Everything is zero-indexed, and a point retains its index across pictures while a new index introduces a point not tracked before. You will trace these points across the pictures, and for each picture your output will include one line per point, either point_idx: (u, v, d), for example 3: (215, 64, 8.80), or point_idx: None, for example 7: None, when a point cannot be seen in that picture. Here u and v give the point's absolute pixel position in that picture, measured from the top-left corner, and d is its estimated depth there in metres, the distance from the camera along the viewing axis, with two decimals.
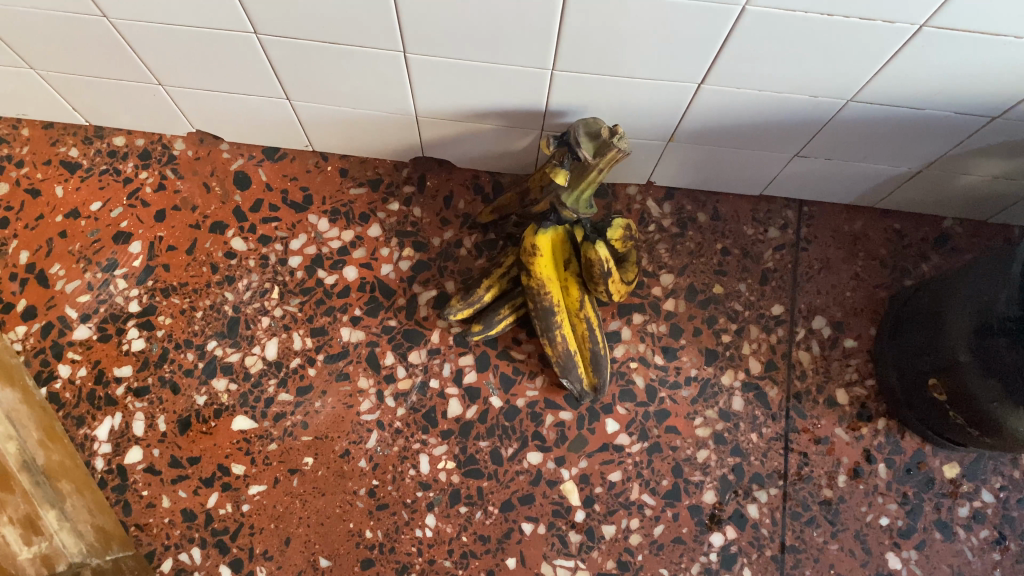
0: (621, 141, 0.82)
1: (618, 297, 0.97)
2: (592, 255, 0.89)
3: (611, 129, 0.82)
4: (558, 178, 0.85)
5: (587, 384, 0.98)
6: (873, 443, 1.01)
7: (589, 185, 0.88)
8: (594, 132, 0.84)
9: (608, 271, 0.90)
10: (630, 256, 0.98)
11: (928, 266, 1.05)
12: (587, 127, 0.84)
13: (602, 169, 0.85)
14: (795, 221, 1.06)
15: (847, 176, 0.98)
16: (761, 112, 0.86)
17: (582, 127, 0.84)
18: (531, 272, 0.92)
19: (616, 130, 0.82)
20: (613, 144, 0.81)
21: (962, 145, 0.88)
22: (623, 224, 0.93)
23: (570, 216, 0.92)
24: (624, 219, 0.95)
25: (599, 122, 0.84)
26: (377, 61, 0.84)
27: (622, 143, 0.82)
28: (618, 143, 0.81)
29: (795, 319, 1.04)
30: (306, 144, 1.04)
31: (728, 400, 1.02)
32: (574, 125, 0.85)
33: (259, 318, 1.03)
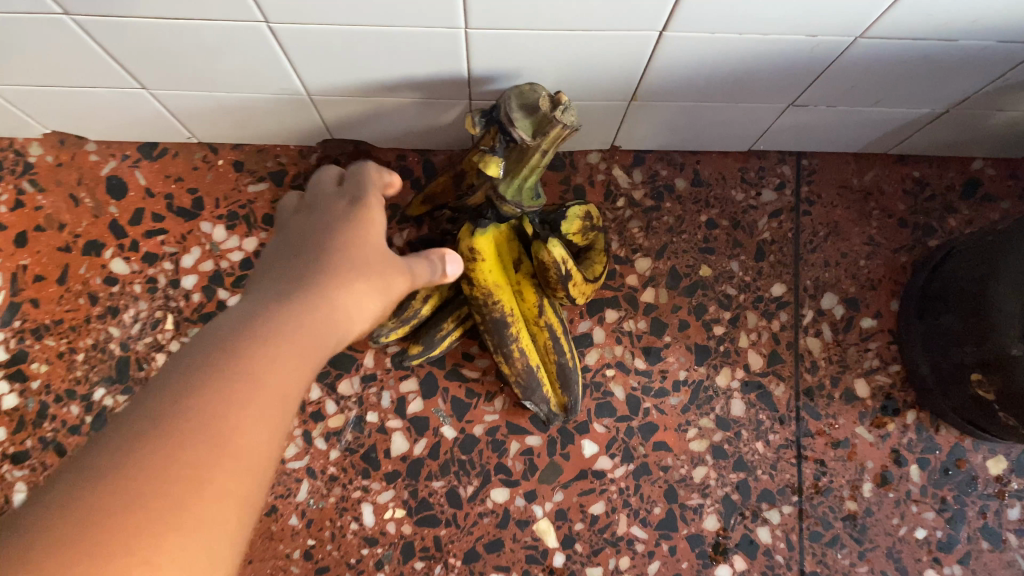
0: (569, 113, 0.62)
1: (582, 299, 0.80)
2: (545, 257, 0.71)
3: (552, 97, 0.63)
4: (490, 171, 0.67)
5: (555, 406, 0.81)
6: (902, 442, 0.85)
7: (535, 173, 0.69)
8: (529, 105, 0.65)
9: (567, 275, 0.73)
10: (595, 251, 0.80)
11: (956, 221, 0.87)
12: (521, 95, 0.65)
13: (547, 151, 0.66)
14: (794, 178, 0.88)
15: (855, 122, 0.80)
16: (746, 59, 0.66)
17: (515, 98, 0.65)
18: (475, 282, 0.74)
19: (558, 99, 0.62)
20: (557, 120, 0.62)
21: (1004, 79, 0.69)
22: (580, 213, 0.76)
23: (513, 211, 0.73)
24: (581, 205, 0.78)
25: (536, 92, 0.65)
26: (237, 36, 0.64)
27: (569, 117, 0.62)
28: (563, 118, 0.62)
29: (801, 299, 0.86)
30: (188, 136, 0.85)
31: (726, 405, 0.85)
32: (504, 97, 0.66)
33: (153, 355, 0.85)
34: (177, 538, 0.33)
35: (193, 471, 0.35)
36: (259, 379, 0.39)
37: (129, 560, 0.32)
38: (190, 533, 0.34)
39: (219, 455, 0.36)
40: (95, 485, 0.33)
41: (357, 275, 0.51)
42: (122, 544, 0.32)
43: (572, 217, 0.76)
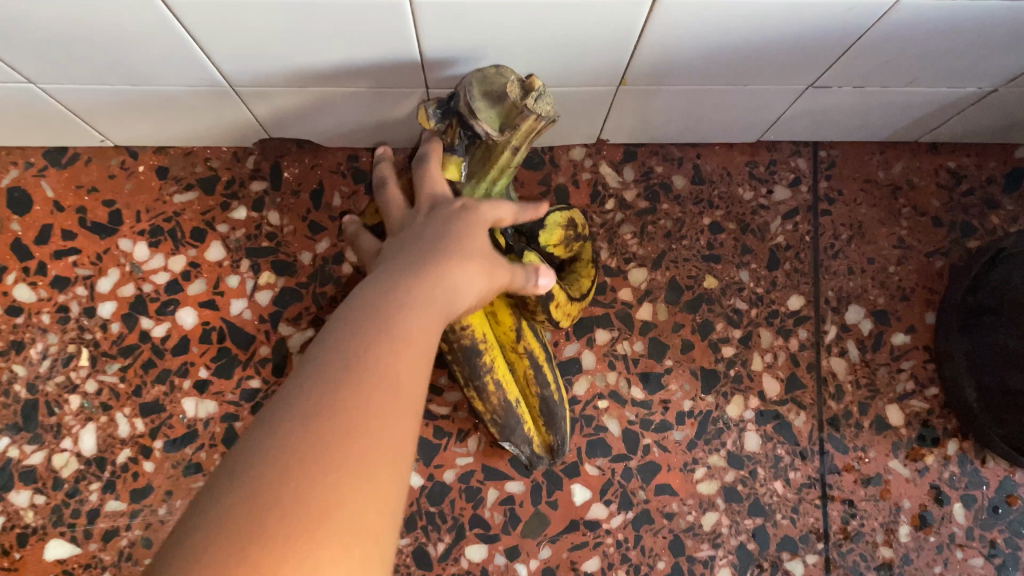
0: (543, 102, 0.51)
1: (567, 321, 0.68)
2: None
3: (521, 83, 0.50)
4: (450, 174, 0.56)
5: (538, 445, 0.69)
6: (943, 476, 0.73)
7: (505, 169, 0.57)
8: (494, 93, 0.51)
9: (547, 293, 0.61)
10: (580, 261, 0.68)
11: (999, 218, 0.75)
12: (484, 80, 0.51)
13: (518, 145, 0.55)
14: (810, 172, 0.76)
15: (885, 105, 0.67)
16: (762, 29, 0.54)
17: (477, 83, 0.51)
18: None
19: (530, 88, 0.50)
20: (529, 112, 0.50)
21: None
22: (562, 220, 0.64)
23: None
24: (562, 210, 0.66)
25: (497, 72, 0.52)
26: (128, 14, 0.51)
27: (543, 108, 0.51)
28: (536, 110, 0.50)
29: (822, 313, 0.74)
30: (101, 139, 0.72)
31: (738, 439, 0.73)
32: (461, 83, 0.52)
33: (65, 397, 0.72)
34: (359, 539, 0.28)
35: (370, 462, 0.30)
36: (416, 364, 0.35)
37: (288, 568, 0.26)
38: (365, 534, 0.29)
39: (392, 449, 0.31)
40: (262, 470, 0.28)
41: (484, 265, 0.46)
42: (282, 549, 0.26)
43: (554, 223, 0.63)
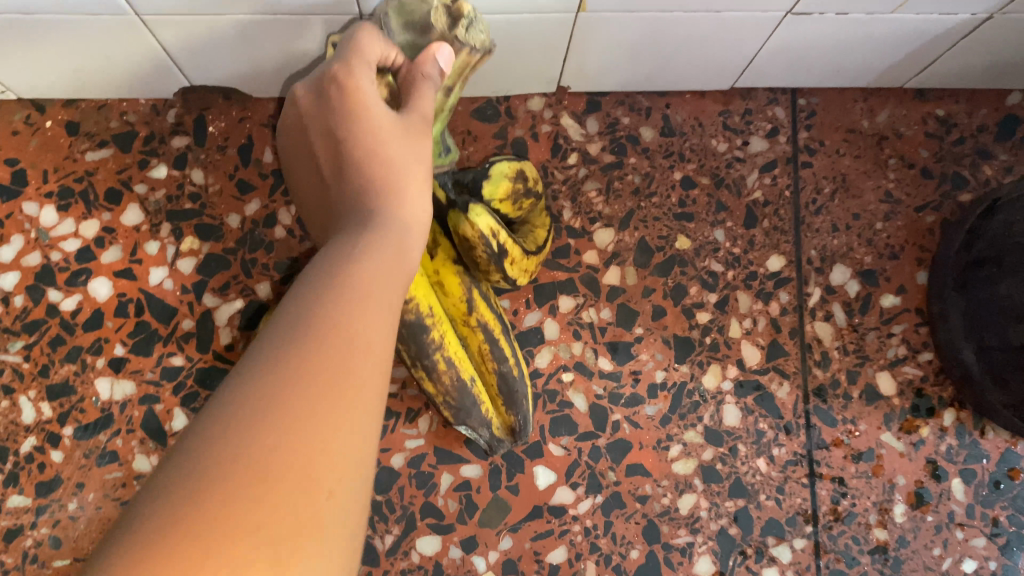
0: (477, 27, 0.47)
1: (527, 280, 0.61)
2: (469, 228, 0.51)
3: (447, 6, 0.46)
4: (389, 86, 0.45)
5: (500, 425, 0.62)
6: (940, 450, 0.66)
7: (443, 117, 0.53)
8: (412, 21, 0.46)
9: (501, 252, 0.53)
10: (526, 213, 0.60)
11: (993, 168, 0.69)
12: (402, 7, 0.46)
13: (451, 87, 0.50)
14: (789, 122, 0.70)
15: (872, 36, 0.61)
16: None
17: (395, 11, 0.47)
18: None
19: (458, 14, 0.46)
20: (461, 38, 0.46)
21: None
22: (507, 171, 0.58)
23: None
24: (506, 161, 0.59)
25: None
26: None
27: (474, 38, 0.47)
28: (467, 36, 0.46)
29: (805, 274, 0.68)
30: (3, 91, 0.64)
31: (717, 413, 0.66)
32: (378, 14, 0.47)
33: None
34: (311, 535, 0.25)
35: (299, 438, 0.26)
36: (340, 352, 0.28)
37: None
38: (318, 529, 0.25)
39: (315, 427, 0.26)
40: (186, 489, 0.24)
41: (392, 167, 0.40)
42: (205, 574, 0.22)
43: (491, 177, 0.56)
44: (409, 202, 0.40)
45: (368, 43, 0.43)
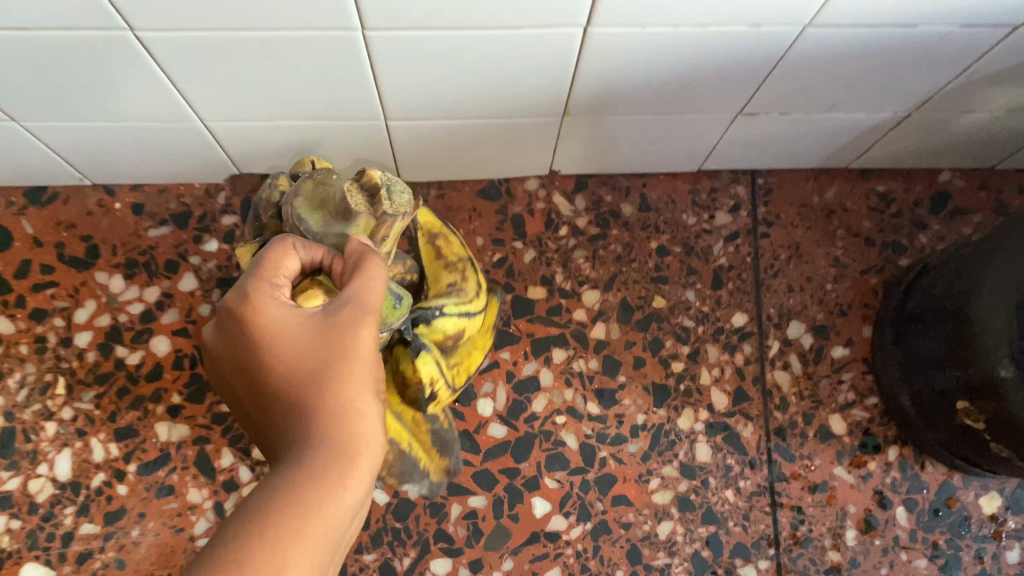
0: (398, 191, 0.46)
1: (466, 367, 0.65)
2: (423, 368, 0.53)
3: (357, 182, 0.46)
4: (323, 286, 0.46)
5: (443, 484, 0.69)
6: (885, 482, 0.76)
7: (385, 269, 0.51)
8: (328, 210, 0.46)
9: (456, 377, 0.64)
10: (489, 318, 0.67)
11: (927, 236, 0.80)
12: (310, 201, 0.46)
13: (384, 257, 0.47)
14: (749, 198, 0.81)
15: (810, 132, 0.73)
16: (684, 58, 0.59)
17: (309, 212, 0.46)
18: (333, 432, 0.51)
19: (374, 184, 0.45)
20: (385, 206, 0.45)
21: (970, 72, 0.62)
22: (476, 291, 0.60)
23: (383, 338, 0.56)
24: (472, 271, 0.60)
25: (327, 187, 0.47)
26: (108, 54, 0.56)
27: (400, 201, 0.46)
28: (392, 203, 0.45)
29: (765, 329, 0.79)
30: (80, 178, 0.77)
31: (690, 450, 0.77)
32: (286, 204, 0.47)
33: (41, 424, 0.74)
34: None
35: None
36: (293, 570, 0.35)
37: None
38: None
39: None
40: None
41: (321, 375, 0.42)
42: None
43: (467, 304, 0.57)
44: (353, 404, 0.41)
45: (280, 260, 0.43)
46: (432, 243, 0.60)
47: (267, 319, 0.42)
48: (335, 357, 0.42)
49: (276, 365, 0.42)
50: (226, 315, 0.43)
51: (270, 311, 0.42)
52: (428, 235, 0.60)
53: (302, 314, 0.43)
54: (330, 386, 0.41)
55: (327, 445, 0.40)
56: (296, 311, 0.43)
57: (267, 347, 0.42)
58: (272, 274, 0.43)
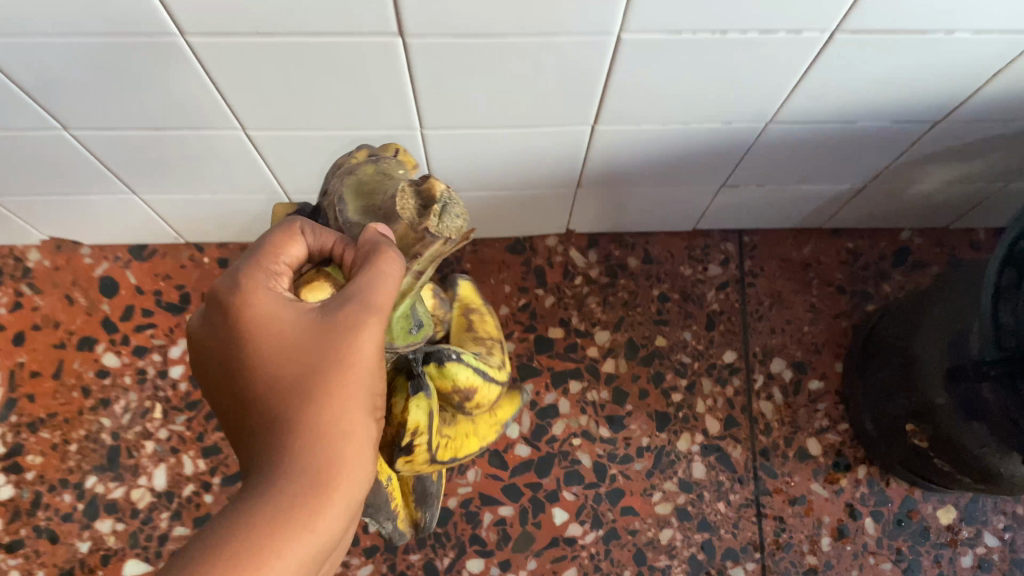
0: (451, 213, 0.43)
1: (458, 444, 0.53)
2: (411, 412, 0.47)
3: (412, 186, 0.44)
4: (331, 277, 0.44)
5: (404, 527, 0.59)
6: (856, 496, 0.89)
7: (411, 294, 0.46)
8: (369, 194, 0.44)
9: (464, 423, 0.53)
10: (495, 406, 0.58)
11: (891, 286, 0.94)
12: (361, 185, 0.45)
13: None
14: (737, 254, 0.95)
15: (785, 198, 0.87)
16: (673, 146, 0.74)
17: (353, 191, 0.45)
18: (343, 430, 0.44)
19: (431, 196, 0.43)
20: (432, 220, 0.42)
21: (907, 155, 0.76)
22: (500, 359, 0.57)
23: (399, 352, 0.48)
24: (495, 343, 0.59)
25: (381, 175, 0.45)
26: (220, 146, 0.71)
27: (450, 226, 0.43)
28: (438, 221, 0.42)
29: (751, 365, 0.93)
30: (177, 237, 0.93)
31: (688, 468, 0.90)
32: (337, 186, 0.46)
33: (142, 443, 0.89)
34: None
35: None
36: None
37: None
38: None
39: None
40: None
41: (309, 385, 0.40)
42: None
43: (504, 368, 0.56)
44: (339, 418, 0.40)
45: (282, 243, 0.42)
46: (466, 316, 0.59)
47: (256, 313, 0.40)
48: (326, 363, 0.40)
49: (264, 363, 0.40)
50: (210, 302, 0.41)
51: (258, 305, 0.40)
52: (462, 313, 0.59)
53: (297, 309, 0.41)
54: (315, 402, 0.40)
55: (304, 463, 0.39)
56: (291, 306, 0.41)
57: (254, 344, 0.40)
58: (270, 260, 0.41)
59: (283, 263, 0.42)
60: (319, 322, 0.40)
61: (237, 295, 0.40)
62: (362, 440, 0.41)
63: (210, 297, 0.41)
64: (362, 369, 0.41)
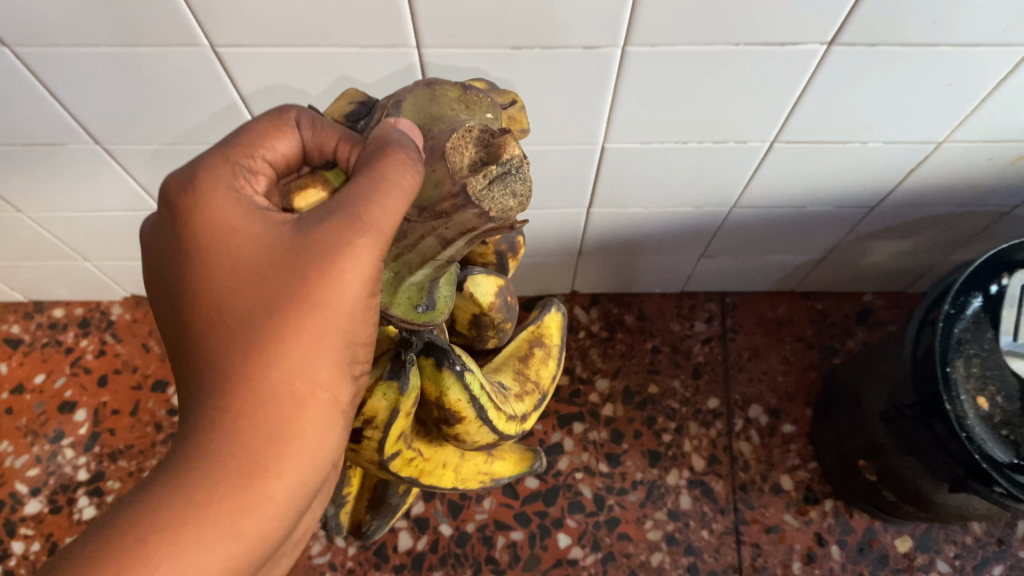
0: (508, 187, 0.36)
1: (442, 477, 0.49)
2: (373, 397, 0.41)
3: (481, 132, 0.37)
4: (327, 184, 0.40)
5: (347, 522, 0.55)
6: (823, 526, 1.01)
7: (433, 267, 0.39)
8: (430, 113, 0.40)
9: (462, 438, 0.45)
10: (502, 470, 0.55)
11: (855, 341, 1.08)
12: (427, 104, 0.40)
13: (452, 240, 0.37)
14: (720, 313, 1.11)
15: (757, 267, 1.02)
16: (656, 224, 0.89)
17: (419, 102, 0.40)
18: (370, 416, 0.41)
19: (495, 153, 0.36)
20: (481, 180, 0.35)
21: (854, 233, 0.91)
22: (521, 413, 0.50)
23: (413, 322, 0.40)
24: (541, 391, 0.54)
25: (451, 103, 0.40)
26: None
27: (494, 188, 0.36)
28: (484, 177, 0.35)
29: (732, 411, 1.06)
30: None
31: (676, 499, 1.02)
32: (398, 91, 0.41)
33: None
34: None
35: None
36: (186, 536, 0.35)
37: None
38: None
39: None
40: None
41: (271, 315, 0.38)
42: None
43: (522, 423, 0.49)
44: (302, 352, 0.38)
45: (267, 139, 0.39)
46: (535, 344, 0.56)
47: (221, 221, 0.39)
48: (291, 289, 0.38)
49: (227, 278, 0.39)
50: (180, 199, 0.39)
51: (225, 217, 0.39)
52: (528, 340, 0.56)
53: (267, 226, 0.38)
54: (276, 333, 0.38)
55: (258, 402, 0.37)
56: (261, 220, 0.38)
57: (217, 255, 0.39)
58: (246, 154, 0.39)
59: (269, 160, 0.39)
60: (287, 244, 0.37)
61: (206, 198, 0.39)
62: (331, 378, 0.39)
63: (178, 196, 0.40)
64: (335, 307, 0.38)
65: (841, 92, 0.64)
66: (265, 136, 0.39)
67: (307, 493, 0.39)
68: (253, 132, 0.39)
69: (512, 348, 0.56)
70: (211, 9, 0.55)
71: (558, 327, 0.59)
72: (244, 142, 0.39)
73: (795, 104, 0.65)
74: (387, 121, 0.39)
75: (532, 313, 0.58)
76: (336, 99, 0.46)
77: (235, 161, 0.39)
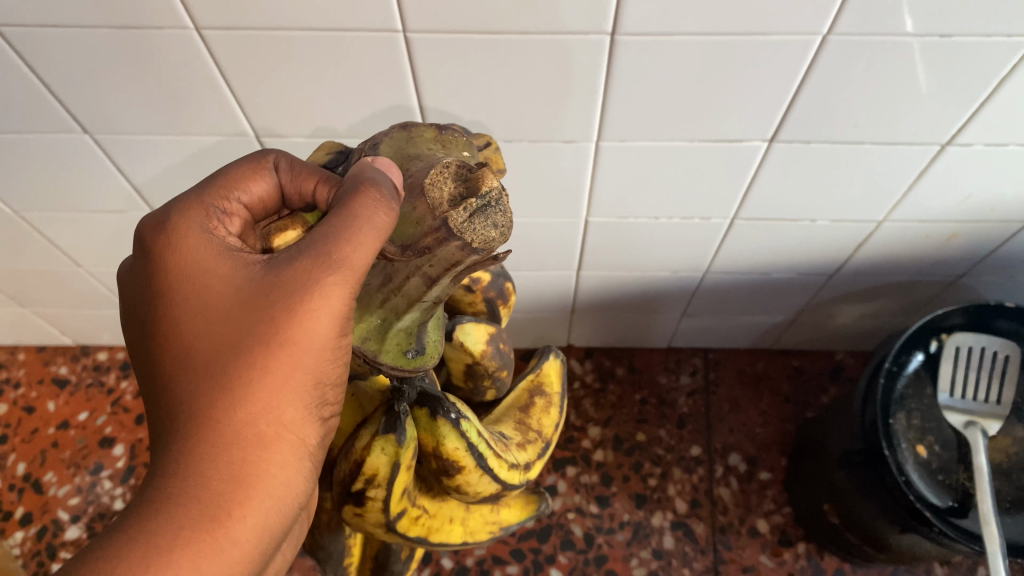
0: (488, 219, 0.41)
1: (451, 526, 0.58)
2: (374, 454, 0.50)
3: (458, 168, 0.42)
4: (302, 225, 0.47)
5: None
6: (796, 567, 1.09)
7: (420, 310, 0.45)
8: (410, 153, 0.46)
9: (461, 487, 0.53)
10: (507, 517, 0.64)
11: (828, 396, 1.18)
12: (407, 147, 0.46)
13: (436, 278, 0.43)
14: (703, 367, 1.22)
15: (734, 327, 1.12)
16: (640, 287, 1.00)
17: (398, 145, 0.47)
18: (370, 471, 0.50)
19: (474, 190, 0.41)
20: (462, 214, 0.41)
21: (818, 298, 1.01)
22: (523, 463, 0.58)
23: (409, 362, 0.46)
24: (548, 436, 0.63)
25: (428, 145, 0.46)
26: None
27: (477, 223, 0.41)
28: (466, 214, 0.41)
29: (713, 458, 1.15)
30: None
31: (660, 539, 1.10)
32: (379, 136, 0.48)
33: None
34: None
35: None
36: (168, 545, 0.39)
37: None
38: None
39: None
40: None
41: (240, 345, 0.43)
42: None
43: (524, 471, 0.58)
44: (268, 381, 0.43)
45: (245, 186, 0.46)
46: (535, 397, 0.66)
47: (197, 261, 0.44)
48: (259, 323, 0.43)
49: (201, 314, 0.44)
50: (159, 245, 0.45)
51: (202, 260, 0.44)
52: (529, 390, 0.66)
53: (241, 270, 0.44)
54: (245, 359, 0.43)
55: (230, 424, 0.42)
56: (236, 267, 0.44)
57: (190, 293, 0.44)
58: (223, 196, 0.45)
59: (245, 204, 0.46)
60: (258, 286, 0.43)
61: (182, 245, 0.44)
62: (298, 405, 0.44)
63: (154, 240, 0.45)
64: (304, 344, 0.43)
65: (789, 177, 0.74)
66: (238, 185, 0.45)
67: (274, 528, 0.44)
68: (225, 181, 0.45)
69: (514, 397, 0.66)
70: (258, 107, 0.68)
71: (557, 374, 0.68)
72: (217, 189, 0.45)
73: (748, 189, 0.77)
74: (366, 160, 0.45)
75: (534, 362, 0.69)
76: (314, 151, 0.53)
77: (208, 209, 0.45)
